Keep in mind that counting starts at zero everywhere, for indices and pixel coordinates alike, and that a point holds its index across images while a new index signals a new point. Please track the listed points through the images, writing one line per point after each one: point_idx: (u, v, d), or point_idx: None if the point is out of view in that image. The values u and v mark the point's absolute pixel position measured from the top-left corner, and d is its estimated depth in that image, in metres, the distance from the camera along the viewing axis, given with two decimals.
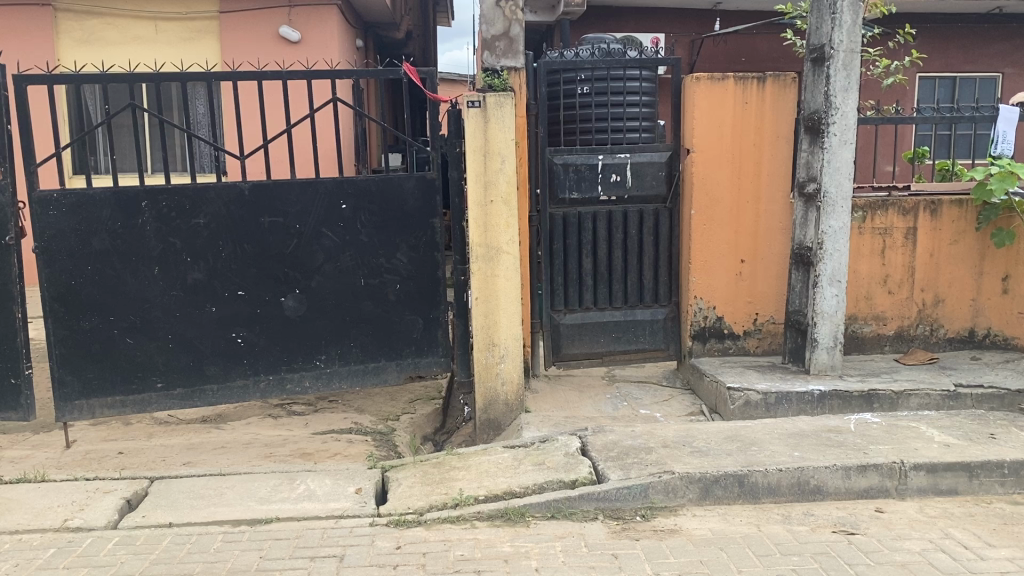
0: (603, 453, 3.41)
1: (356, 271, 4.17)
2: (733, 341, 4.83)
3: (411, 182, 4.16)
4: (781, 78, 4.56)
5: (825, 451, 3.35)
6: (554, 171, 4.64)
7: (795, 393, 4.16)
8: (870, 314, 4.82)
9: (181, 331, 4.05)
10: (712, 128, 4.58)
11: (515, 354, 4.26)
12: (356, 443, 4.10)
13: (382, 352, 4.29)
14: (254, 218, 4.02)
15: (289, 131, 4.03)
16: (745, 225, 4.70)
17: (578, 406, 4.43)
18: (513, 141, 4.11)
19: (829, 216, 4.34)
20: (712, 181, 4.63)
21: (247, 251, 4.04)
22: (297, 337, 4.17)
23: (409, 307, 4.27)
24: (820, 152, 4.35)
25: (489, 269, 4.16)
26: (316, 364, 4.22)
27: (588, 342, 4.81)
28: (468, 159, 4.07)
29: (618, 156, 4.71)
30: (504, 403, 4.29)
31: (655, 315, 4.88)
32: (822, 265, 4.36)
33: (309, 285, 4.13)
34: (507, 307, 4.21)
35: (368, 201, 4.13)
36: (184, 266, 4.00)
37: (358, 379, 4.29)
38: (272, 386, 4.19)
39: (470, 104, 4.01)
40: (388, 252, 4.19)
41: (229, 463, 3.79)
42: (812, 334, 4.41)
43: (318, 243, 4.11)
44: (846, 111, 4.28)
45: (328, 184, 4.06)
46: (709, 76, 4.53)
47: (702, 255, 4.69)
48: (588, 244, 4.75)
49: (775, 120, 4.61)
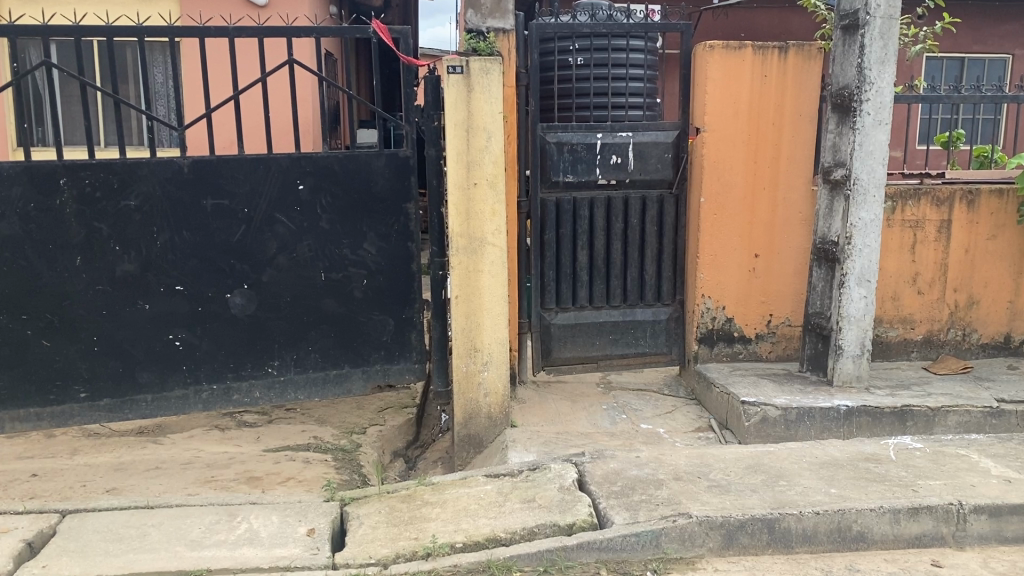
0: (604, 488, 2.87)
1: (315, 263, 3.59)
2: (743, 346, 4.29)
3: (380, 160, 3.57)
4: (805, 49, 4.01)
5: (865, 487, 2.84)
6: (545, 150, 4.07)
7: (819, 410, 3.65)
8: (897, 317, 4.31)
9: (109, 332, 3.46)
10: (727, 104, 4.02)
11: (499, 362, 3.71)
12: (314, 464, 3.53)
13: (346, 357, 3.71)
14: (195, 199, 3.43)
15: (234, 97, 3.38)
16: (760, 214, 4.15)
17: (570, 419, 3.88)
18: (500, 115, 3.53)
19: (859, 207, 3.81)
20: (725, 165, 4.07)
21: (187, 240, 3.46)
22: (246, 340, 3.59)
23: (377, 306, 3.69)
24: (851, 133, 3.81)
25: (472, 263, 3.59)
26: (268, 372, 3.64)
27: (582, 345, 4.27)
28: (448, 133, 3.49)
29: (619, 135, 4.14)
30: (486, 416, 3.74)
31: (657, 316, 4.33)
32: (850, 262, 3.83)
33: (259, 279, 3.55)
34: (491, 307, 3.64)
35: (330, 181, 3.54)
36: (113, 256, 3.41)
37: (318, 389, 3.71)
38: (216, 397, 3.61)
39: (451, 69, 3.44)
40: (353, 242, 3.60)
41: (160, 491, 3.21)
42: (836, 341, 3.89)
43: (271, 231, 3.52)
44: (882, 87, 3.73)
45: (282, 161, 3.47)
46: (724, 44, 3.97)
47: (712, 248, 4.14)
48: (583, 235, 4.20)
49: (797, 96, 4.06)
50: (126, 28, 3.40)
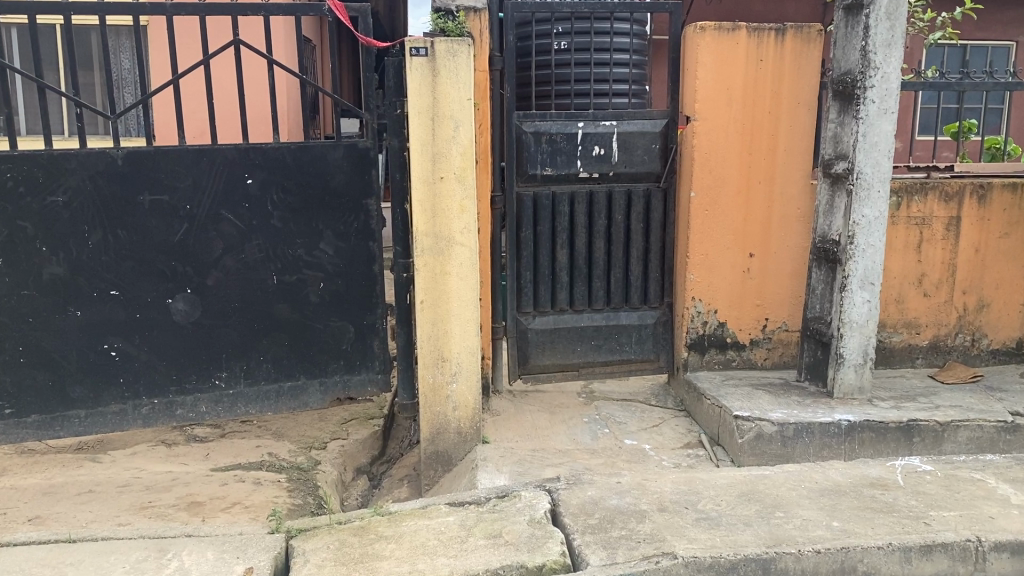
0: (580, 521, 2.56)
1: (266, 265, 3.26)
2: (736, 352, 3.98)
3: (337, 151, 3.25)
4: (804, 31, 3.69)
5: (872, 519, 2.54)
6: (522, 140, 3.75)
7: (818, 425, 3.35)
8: (901, 321, 4.01)
9: (36, 341, 3.13)
10: (719, 90, 3.70)
11: (469, 373, 3.39)
12: (265, 487, 3.22)
13: (301, 367, 3.38)
14: (131, 195, 3.10)
15: (173, 83, 3.09)
16: (755, 210, 3.84)
17: (548, 433, 3.57)
18: (470, 102, 3.20)
19: (862, 204, 3.49)
20: (717, 157, 3.76)
21: (122, 239, 3.13)
22: (190, 350, 3.27)
23: (335, 312, 3.37)
24: (853, 122, 3.49)
25: (439, 265, 3.27)
26: (214, 384, 3.31)
27: (562, 351, 3.95)
28: (411, 122, 3.16)
29: (602, 125, 3.82)
30: (456, 432, 3.42)
31: (644, 320, 4.02)
32: (852, 263, 3.52)
33: (204, 283, 3.22)
34: (460, 313, 3.33)
35: (281, 174, 3.21)
36: (39, 258, 3.07)
37: (270, 403, 3.38)
38: (158, 412, 3.28)
39: (414, 51, 3.11)
40: (308, 241, 3.28)
41: (88, 519, 2.88)
42: (837, 348, 3.59)
43: (216, 229, 3.19)
44: (887, 73, 3.41)
45: (228, 152, 3.15)
46: (716, 25, 3.64)
47: (703, 248, 3.83)
48: (564, 233, 3.88)
49: (795, 82, 3.74)
50: (50, 2, 3.05)
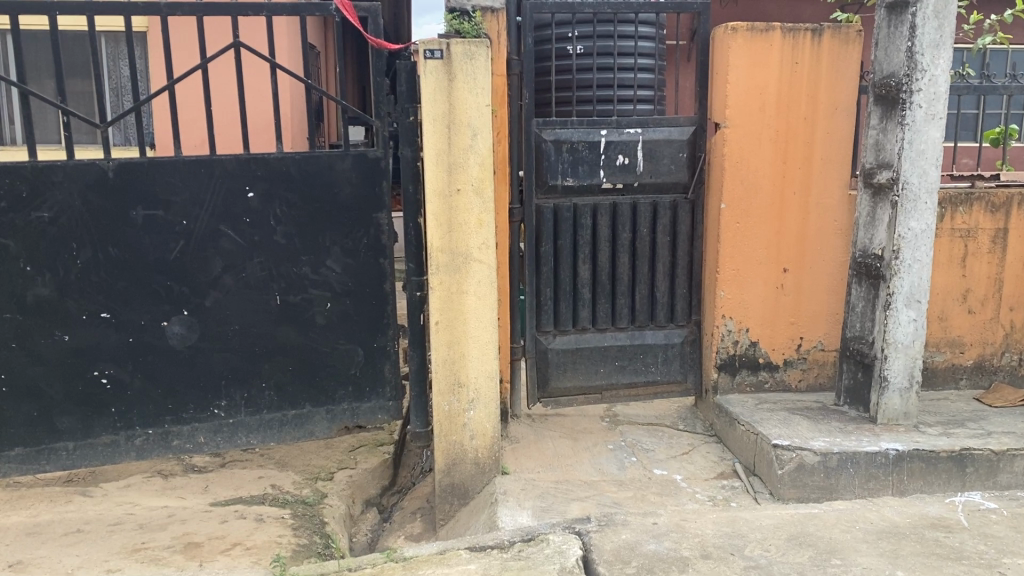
0: (616, 570, 2.33)
1: (269, 284, 3.03)
2: (770, 373, 3.74)
3: (346, 162, 3.01)
4: (842, 31, 3.46)
5: (939, 567, 2.30)
6: (541, 149, 3.52)
7: (863, 455, 3.11)
8: (944, 339, 3.77)
9: (21, 369, 2.90)
10: (752, 95, 3.47)
11: (488, 399, 3.15)
12: (268, 524, 2.97)
13: (307, 394, 3.14)
14: (122, 210, 2.87)
15: (167, 88, 2.86)
16: (790, 223, 3.60)
17: (571, 463, 3.33)
18: (488, 108, 2.97)
19: (909, 216, 3.25)
20: (750, 166, 3.52)
21: (114, 258, 2.89)
22: (186, 376, 3.03)
23: (344, 334, 3.13)
24: (898, 128, 3.26)
25: (455, 284, 3.04)
26: (214, 414, 3.08)
27: (583, 373, 3.71)
28: (425, 130, 2.93)
29: (627, 132, 3.59)
30: (473, 463, 3.17)
31: (671, 339, 3.78)
32: (897, 280, 3.28)
33: (201, 304, 2.99)
34: (478, 336, 3.09)
35: (285, 187, 2.98)
36: (24, 279, 2.84)
37: (273, 433, 3.14)
38: (152, 444, 3.04)
39: (428, 54, 2.88)
40: (314, 259, 3.04)
41: (75, 565, 2.64)
42: (881, 371, 3.34)
43: (215, 246, 2.96)
44: (935, 75, 3.18)
45: (228, 163, 2.92)
46: (749, 25, 3.41)
47: (734, 263, 3.59)
48: (585, 247, 3.65)
49: (832, 86, 3.51)
50: (35, 1, 2.81)
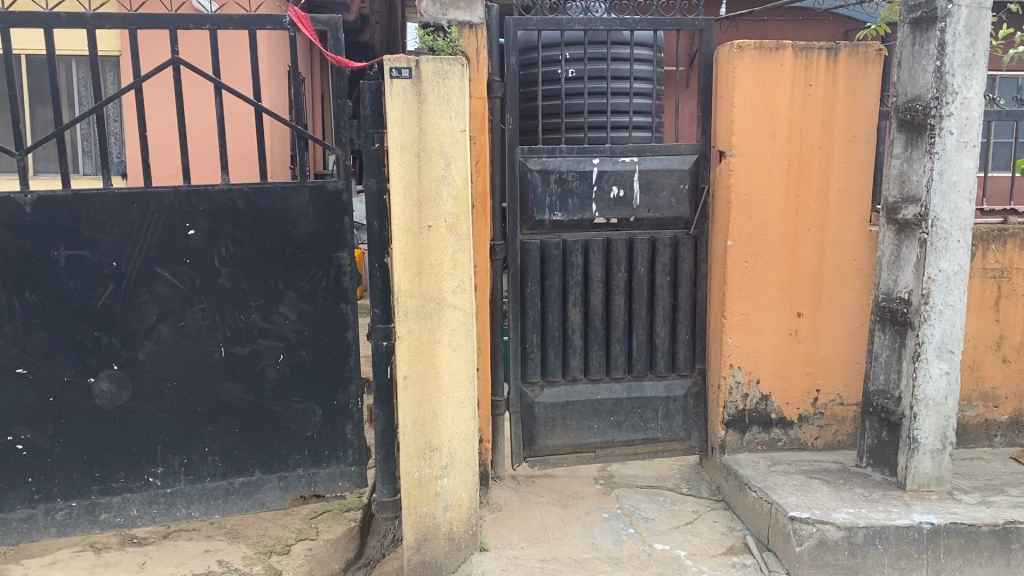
0: None
1: (212, 335, 2.65)
2: (783, 430, 3.35)
3: (301, 195, 2.65)
4: (860, 50, 3.13)
5: None
6: (527, 180, 3.16)
7: (894, 530, 2.71)
8: (976, 393, 3.39)
9: None
10: (761, 120, 3.11)
11: (464, 465, 2.75)
12: None
13: (257, 459, 2.75)
14: (41, 250, 2.50)
15: (95, 111, 2.55)
16: (804, 262, 3.23)
17: (559, 537, 2.93)
18: (463, 134, 2.60)
19: (940, 256, 2.88)
20: (759, 199, 3.16)
21: (32, 305, 2.51)
22: (116, 441, 2.64)
23: (299, 391, 2.75)
24: (925, 158, 2.90)
25: (425, 334, 2.66)
26: (148, 483, 2.68)
27: (574, 429, 3.32)
28: (391, 159, 2.57)
29: (621, 161, 3.24)
30: (447, 538, 2.77)
31: (672, 391, 3.40)
32: (927, 328, 2.90)
33: (134, 358, 2.61)
34: (451, 393, 2.69)
35: (232, 223, 2.61)
36: None
37: (217, 504, 2.74)
38: (75, 518, 2.64)
39: (393, 72, 2.52)
40: (265, 305, 2.67)
41: None
42: (909, 431, 2.95)
43: (150, 291, 2.58)
44: (968, 98, 2.82)
45: (165, 197, 2.55)
46: (756, 43, 3.07)
47: (743, 307, 3.22)
48: (576, 288, 3.28)
49: (850, 110, 3.16)
50: None
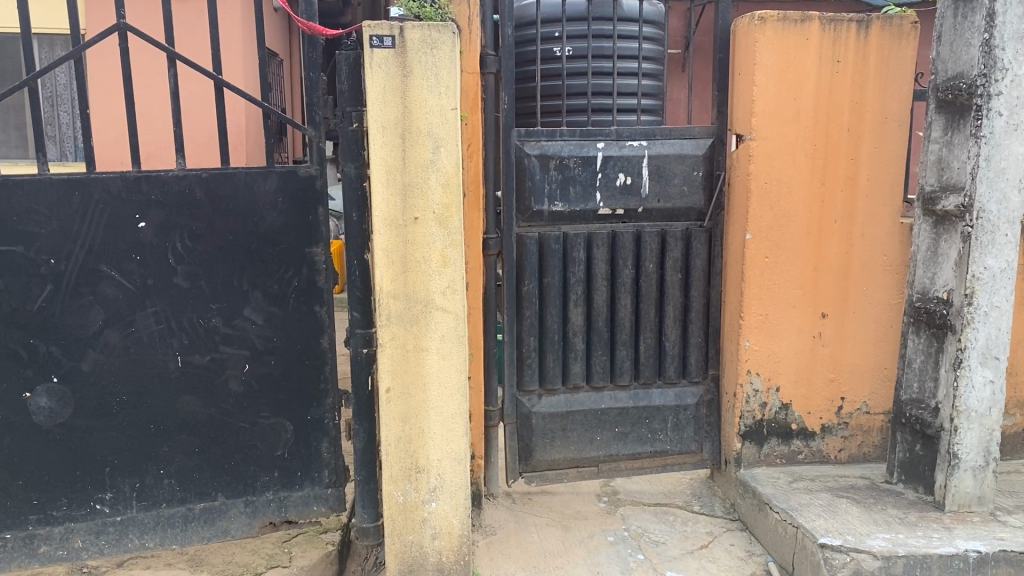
0: None
1: (167, 342, 2.32)
2: (805, 442, 3.05)
3: (268, 183, 2.31)
4: (894, 23, 2.82)
5: None
6: (524, 166, 2.84)
7: (936, 558, 2.42)
8: (1015, 401, 3.11)
9: None
10: (784, 101, 2.80)
11: (455, 488, 2.44)
12: None
13: (220, 482, 2.43)
14: None
15: (28, 84, 2.18)
16: (830, 258, 2.93)
17: (561, 565, 2.62)
18: (454, 112, 2.27)
19: (985, 251, 2.58)
20: (781, 188, 2.85)
21: None
22: (57, 463, 2.31)
23: (267, 405, 2.42)
24: (970, 142, 2.59)
25: (410, 341, 2.33)
26: (95, 511, 2.35)
27: (576, 442, 3.01)
28: (372, 140, 2.24)
29: (629, 146, 2.92)
30: (436, 570, 2.46)
31: (682, 400, 3.10)
32: (970, 332, 2.61)
33: (77, 369, 2.28)
34: (441, 407, 2.37)
35: (188, 214, 2.28)
36: None
37: (174, 534, 2.42)
38: (10, 551, 2.31)
39: (374, 40, 2.18)
40: (228, 308, 2.34)
41: None
42: (949, 446, 2.66)
43: (95, 293, 2.25)
44: (1019, 75, 2.51)
45: (111, 184, 2.21)
46: (780, 14, 2.75)
47: (762, 307, 2.91)
48: (579, 286, 2.96)
49: (881, 90, 2.85)
50: None
